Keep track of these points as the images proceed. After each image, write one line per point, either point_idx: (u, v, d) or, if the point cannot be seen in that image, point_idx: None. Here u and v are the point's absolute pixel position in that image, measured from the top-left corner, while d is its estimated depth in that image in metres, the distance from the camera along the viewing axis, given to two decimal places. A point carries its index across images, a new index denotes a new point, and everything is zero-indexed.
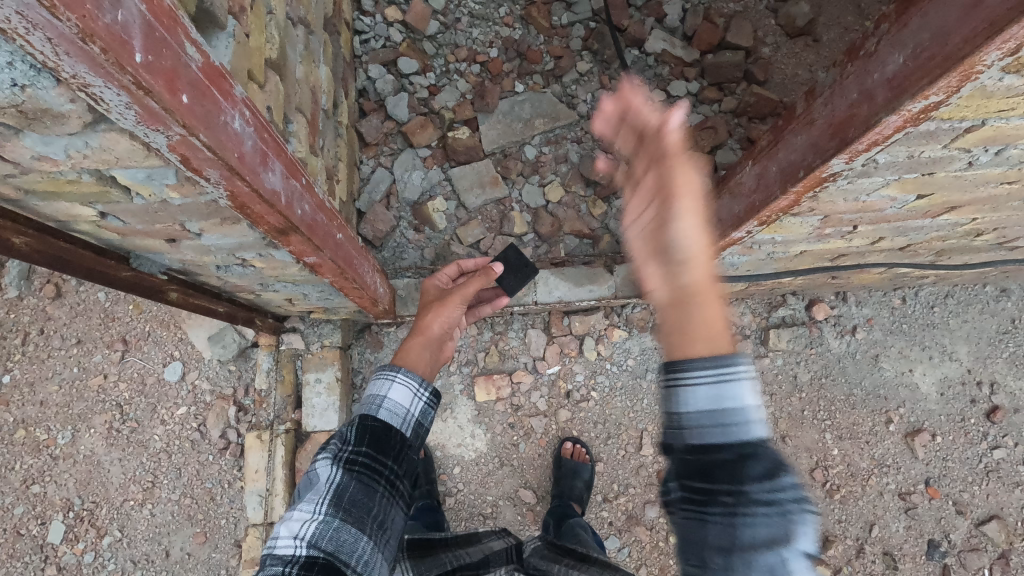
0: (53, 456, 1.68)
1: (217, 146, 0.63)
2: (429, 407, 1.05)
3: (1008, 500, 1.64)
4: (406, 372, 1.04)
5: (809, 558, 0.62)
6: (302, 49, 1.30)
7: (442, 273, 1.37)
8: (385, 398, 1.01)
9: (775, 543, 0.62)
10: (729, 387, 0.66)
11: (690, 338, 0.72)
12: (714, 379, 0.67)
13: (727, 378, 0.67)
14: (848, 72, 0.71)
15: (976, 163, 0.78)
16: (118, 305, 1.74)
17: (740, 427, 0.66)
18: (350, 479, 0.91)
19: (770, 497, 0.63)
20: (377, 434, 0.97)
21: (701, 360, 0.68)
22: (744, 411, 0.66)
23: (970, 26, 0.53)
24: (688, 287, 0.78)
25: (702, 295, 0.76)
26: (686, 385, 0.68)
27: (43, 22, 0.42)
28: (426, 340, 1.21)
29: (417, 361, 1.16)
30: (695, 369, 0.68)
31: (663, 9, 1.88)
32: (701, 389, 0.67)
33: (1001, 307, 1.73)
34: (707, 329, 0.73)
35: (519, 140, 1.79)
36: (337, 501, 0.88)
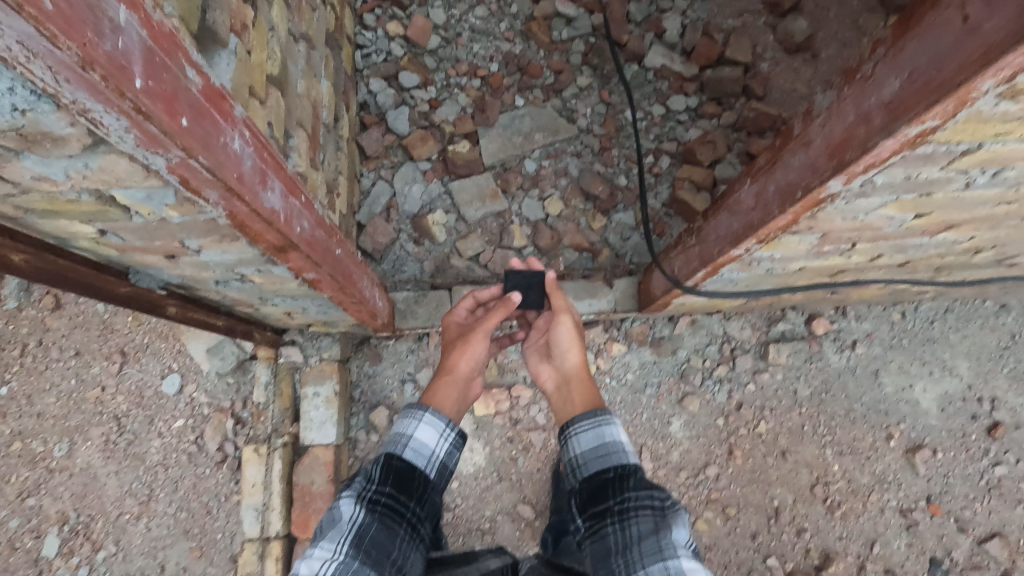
0: (49, 469, 1.67)
1: (216, 167, 0.63)
2: (454, 448, 1.07)
3: (1010, 518, 1.62)
4: (432, 412, 1.07)
5: (685, 542, 0.88)
6: (303, 65, 1.31)
7: (461, 308, 1.38)
8: (411, 437, 1.04)
9: (657, 531, 0.88)
10: (605, 430, 1.07)
11: (572, 406, 1.18)
12: (593, 426, 1.08)
13: (603, 425, 1.07)
14: (845, 94, 0.72)
15: (974, 184, 0.79)
16: (116, 317, 1.74)
17: (617, 455, 1.02)
18: (371, 519, 0.90)
19: (649, 500, 0.93)
20: (401, 474, 0.98)
21: (586, 419, 1.09)
22: (617, 443, 1.04)
23: (967, 54, 0.53)
24: (569, 374, 1.23)
25: (581, 381, 1.20)
26: (574, 435, 1.08)
27: (43, 50, 0.43)
28: (454, 380, 1.21)
29: (446, 401, 1.17)
30: (581, 423, 1.09)
31: (662, 25, 1.89)
32: (585, 434, 1.07)
33: (1001, 322, 1.73)
34: (584, 400, 1.17)
35: (519, 153, 1.79)
36: (357, 542, 0.87)
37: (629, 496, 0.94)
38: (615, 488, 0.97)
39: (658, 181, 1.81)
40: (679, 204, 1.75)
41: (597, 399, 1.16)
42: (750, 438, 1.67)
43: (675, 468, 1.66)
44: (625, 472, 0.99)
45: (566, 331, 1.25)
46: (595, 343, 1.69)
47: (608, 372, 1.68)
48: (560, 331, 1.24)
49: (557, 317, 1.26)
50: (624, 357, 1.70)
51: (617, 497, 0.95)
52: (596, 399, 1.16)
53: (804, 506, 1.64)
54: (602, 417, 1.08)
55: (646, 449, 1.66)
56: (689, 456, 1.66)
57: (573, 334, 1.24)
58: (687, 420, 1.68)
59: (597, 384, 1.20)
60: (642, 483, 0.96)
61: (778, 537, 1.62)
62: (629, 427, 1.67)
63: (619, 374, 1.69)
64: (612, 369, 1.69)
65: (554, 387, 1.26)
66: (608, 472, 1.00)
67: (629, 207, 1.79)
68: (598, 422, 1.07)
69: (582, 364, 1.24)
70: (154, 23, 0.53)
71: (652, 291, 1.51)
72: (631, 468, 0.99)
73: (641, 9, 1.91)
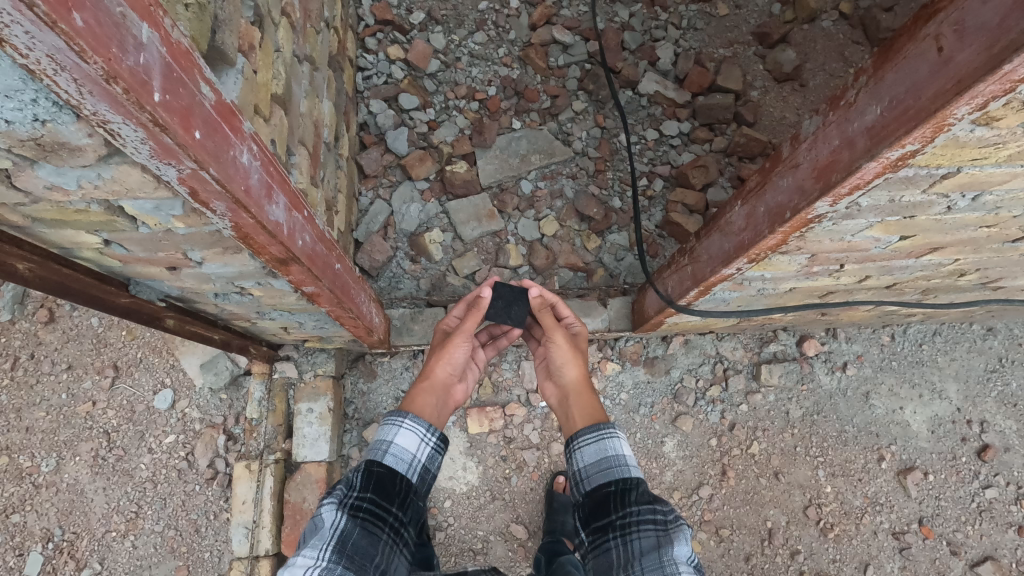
0: (35, 485, 1.65)
1: (226, 179, 0.65)
2: (436, 452, 1.09)
3: (1001, 541, 1.63)
4: (413, 418, 1.08)
5: (686, 556, 0.89)
6: (307, 85, 1.35)
7: (454, 314, 1.40)
8: (391, 443, 1.04)
9: (658, 547, 0.89)
10: (608, 444, 1.07)
11: (572, 421, 1.19)
12: (595, 440, 1.08)
13: (605, 439, 1.07)
14: (829, 120, 0.75)
15: (955, 207, 0.82)
16: (111, 331, 1.74)
17: (618, 469, 1.02)
18: (353, 525, 0.90)
19: (649, 515, 0.93)
20: (382, 479, 0.98)
21: (586, 433, 1.09)
22: (619, 456, 1.04)
23: (940, 82, 0.57)
24: (569, 389, 1.24)
25: (579, 395, 1.22)
26: (578, 448, 1.09)
27: (71, 64, 0.45)
28: (432, 386, 1.22)
29: (423, 406, 1.17)
30: (583, 438, 1.09)
31: (655, 53, 1.96)
32: (588, 448, 1.07)
33: (988, 345, 1.76)
34: (585, 414, 1.18)
35: (516, 174, 1.83)
36: (340, 548, 0.87)
37: (630, 511, 0.94)
38: (617, 502, 0.97)
39: (651, 204, 1.85)
40: (672, 226, 1.79)
41: (599, 413, 1.16)
42: (743, 458, 1.68)
43: (668, 489, 1.66)
44: (626, 486, 0.98)
45: (559, 348, 1.28)
46: (589, 362, 1.71)
47: (602, 391, 1.69)
48: (553, 350, 1.28)
49: (550, 335, 1.29)
50: (618, 376, 1.71)
51: (619, 511, 0.95)
52: (598, 413, 1.16)
53: (798, 528, 1.64)
54: (604, 430, 1.08)
55: (639, 469, 1.66)
56: (682, 476, 1.67)
57: (568, 350, 1.27)
58: (681, 440, 1.68)
59: (598, 398, 1.21)
60: (645, 497, 0.96)
61: (772, 559, 1.62)
62: None
63: (613, 393, 1.70)
64: (606, 388, 1.70)
65: (557, 404, 1.27)
66: (610, 485, 1.00)
67: (623, 228, 1.82)
68: (601, 436, 1.07)
69: (582, 379, 1.25)
70: (173, 42, 0.56)
71: (645, 311, 1.53)
72: (633, 481, 0.98)
73: (635, 37, 1.97)
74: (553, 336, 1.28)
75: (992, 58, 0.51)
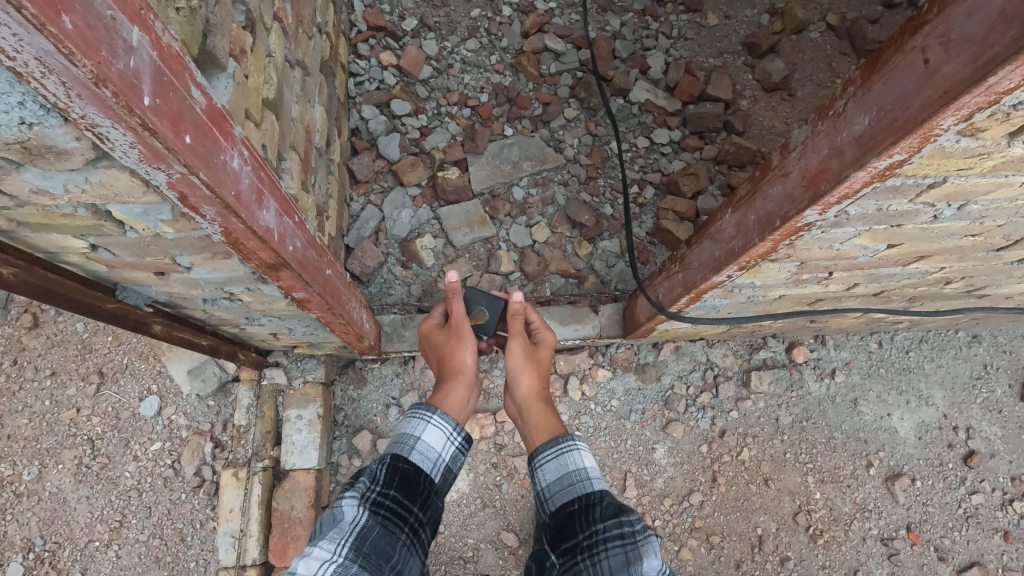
0: (16, 493, 1.62)
1: (216, 184, 0.64)
2: (459, 453, 1.08)
3: (988, 546, 1.65)
4: (440, 415, 1.08)
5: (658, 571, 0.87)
6: (298, 90, 1.34)
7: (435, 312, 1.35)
8: (418, 439, 1.04)
9: (627, 565, 0.87)
10: (568, 458, 1.08)
11: (531, 436, 1.19)
12: (555, 456, 1.09)
13: (564, 454, 1.08)
14: (818, 129, 0.76)
15: (941, 216, 0.83)
16: (96, 336, 1.71)
17: (580, 484, 1.03)
18: (374, 522, 0.90)
19: (618, 531, 0.92)
20: (407, 477, 0.99)
21: (546, 451, 1.10)
22: (581, 470, 1.05)
23: (927, 93, 0.58)
24: (522, 402, 1.23)
25: (535, 408, 1.22)
26: (538, 467, 1.10)
27: (59, 67, 0.45)
28: (465, 380, 1.21)
29: (455, 401, 1.18)
30: (544, 455, 1.10)
31: (646, 62, 1.98)
32: (549, 465, 1.08)
33: (973, 352, 1.79)
34: (542, 428, 1.18)
35: (508, 181, 1.83)
36: (358, 545, 0.86)
37: (597, 528, 0.94)
38: (582, 520, 0.97)
39: (642, 211, 1.86)
40: (663, 233, 1.79)
41: (557, 426, 1.17)
42: (733, 465, 1.68)
43: (659, 496, 1.66)
44: (590, 502, 0.99)
45: (514, 358, 1.25)
46: (580, 369, 1.71)
47: (593, 398, 1.69)
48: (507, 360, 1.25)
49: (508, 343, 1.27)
50: (609, 383, 1.72)
51: (585, 531, 0.95)
52: (556, 426, 1.18)
53: (787, 534, 1.64)
54: (564, 444, 1.09)
55: (631, 476, 1.66)
56: (673, 483, 1.67)
57: (523, 360, 1.24)
58: (671, 447, 1.69)
59: (553, 410, 1.21)
60: (609, 511, 0.96)
61: (762, 566, 1.62)
62: (613, 454, 1.67)
63: (604, 400, 1.70)
64: (597, 395, 1.71)
65: (515, 413, 1.27)
66: (573, 504, 1.01)
67: (614, 235, 1.83)
68: (560, 451, 1.08)
69: (537, 389, 1.24)
70: (163, 46, 0.55)
71: (637, 317, 1.53)
72: (596, 497, 1.00)
73: (626, 47, 1.99)
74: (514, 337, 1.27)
75: (978, 70, 0.52)
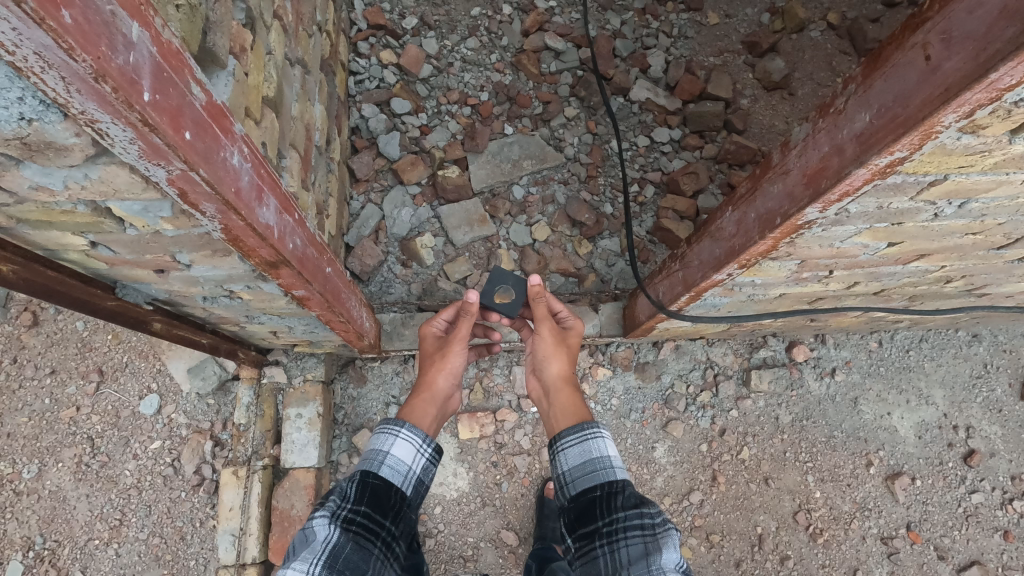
0: (15, 491, 1.62)
1: (216, 180, 0.64)
2: (430, 463, 1.08)
3: (988, 545, 1.65)
4: (410, 428, 1.08)
5: (675, 563, 0.88)
6: (298, 88, 1.34)
7: (438, 320, 1.35)
8: (388, 454, 1.04)
9: (646, 557, 0.88)
10: (592, 445, 1.05)
11: (555, 421, 1.17)
12: (579, 441, 1.06)
13: (589, 440, 1.05)
14: (819, 126, 0.76)
15: (941, 214, 0.83)
16: (96, 334, 1.71)
17: (604, 471, 1.01)
18: (346, 539, 0.90)
19: (639, 521, 0.92)
20: (377, 492, 0.99)
21: (570, 435, 1.07)
22: (605, 458, 1.03)
23: (927, 90, 0.58)
24: (551, 385, 1.22)
25: (562, 392, 1.20)
26: (561, 451, 1.07)
27: (59, 62, 0.45)
28: (433, 396, 1.21)
29: (424, 415, 1.17)
30: (567, 440, 1.07)
31: (647, 60, 1.98)
32: (572, 451, 1.06)
33: (973, 351, 1.79)
34: (568, 412, 1.16)
35: (508, 180, 1.83)
36: (331, 562, 0.87)
37: (618, 517, 0.94)
38: (603, 508, 0.97)
39: (642, 210, 1.86)
40: (663, 232, 1.79)
41: (583, 411, 1.15)
42: (733, 464, 1.68)
43: (659, 495, 1.66)
44: (612, 490, 0.98)
45: (543, 342, 1.25)
46: (580, 368, 1.71)
47: (593, 397, 1.69)
48: (537, 344, 1.25)
49: (536, 328, 1.26)
50: (609, 381, 1.71)
51: (606, 518, 0.95)
52: (582, 411, 1.15)
53: (787, 533, 1.64)
54: (589, 431, 1.06)
55: (631, 474, 1.66)
56: (673, 482, 1.67)
57: (552, 344, 1.24)
58: (671, 446, 1.69)
59: (580, 395, 1.19)
60: (630, 500, 0.95)
61: (762, 565, 1.62)
62: None
63: (604, 399, 1.70)
64: (597, 394, 1.70)
65: (541, 398, 1.26)
66: (595, 490, 1.00)
67: (614, 234, 1.83)
68: (585, 437, 1.06)
69: (565, 373, 1.22)
70: (163, 41, 0.55)
71: (637, 316, 1.53)
72: (619, 485, 0.99)
73: (627, 45, 1.99)
74: (541, 321, 1.26)
75: (979, 67, 0.52)
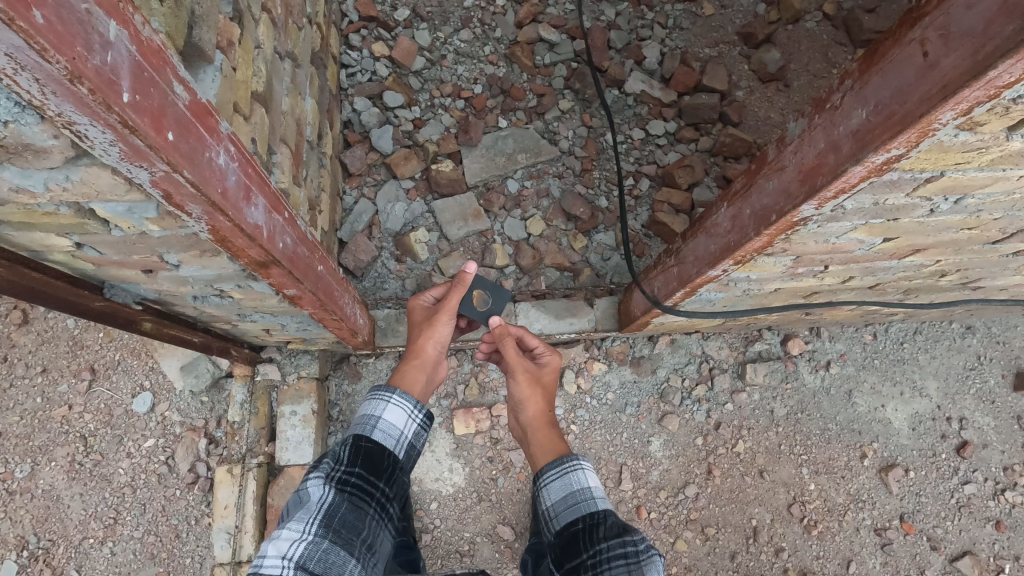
0: (8, 491, 1.61)
1: (202, 182, 0.63)
2: (423, 428, 1.10)
3: (980, 535, 1.66)
4: (400, 394, 1.09)
5: None
6: (289, 82, 1.32)
7: (428, 294, 1.35)
8: (380, 419, 1.05)
9: None
10: (573, 477, 1.07)
11: (534, 458, 1.18)
12: (560, 475, 1.08)
13: (569, 473, 1.08)
14: (815, 123, 0.75)
15: (937, 210, 0.82)
16: (88, 332, 1.70)
17: (585, 503, 1.03)
18: (341, 499, 0.91)
19: (623, 550, 0.92)
20: (370, 454, 0.99)
21: (550, 473, 1.09)
22: (585, 490, 1.05)
23: (925, 87, 0.57)
24: (527, 426, 1.22)
25: (540, 432, 1.20)
26: (543, 488, 1.09)
27: (32, 63, 0.43)
28: (422, 363, 1.21)
29: (414, 383, 1.17)
30: (548, 474, 1.10)
31: (642, 52, 1.96)
32: (554, 485, 1.08)
33: (967, 343, 1.79)
34: (546, 449, 1.18)
35: (502, 173, 1.81)
36: (328, 521, 0.87)
37: (601, 548, 0.93)
38: (586, 540, 0.96)
39: (637, 204, 1.85)
40: (659, 226, 1.79)
41: (562, 446, 1.16)
42: (729, 457, 1.69)
43: (654, 489, 1.66)
44: (594, 521, 0.98)
45: (517, 387, 1.23)
46: (575, 363, 1.70)
47: (589, 392, 1.69)
48: (513, 385, 1.23)
49: (511, 370, 1.23)
50: (604, 376, 1.71)
51: (589, 550, 0.94)
52: (560, 448, 1.17)
53: (781, 525, 1.65)
54: (569, 463, 1.09)
55: (626, 469, 1.66)
56: (668, 476, 1.67)
57: (527, 388, 1.22)
58: (667, 440, 1.69)
59: (559, 434, 1.20)
60: (613, 531, 0.95)
61: (757, 557, 1.63)
62: (608, 447, 1.67)
63: (600, 394, 1.70)
64: (593, 388, 1.70)
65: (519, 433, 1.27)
66: (578, 522, 1.00)
67: (609, 228, 1.82)
68: (565, 470, 1.08)
69: (542, 414, 1.22)
70: (143, 40, 0.54)
71: (631, 311, 1.53)
72: (600, 516, 0.99)
73: (622, 36, 1.97)
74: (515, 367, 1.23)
75: (977, 64, 0.51)
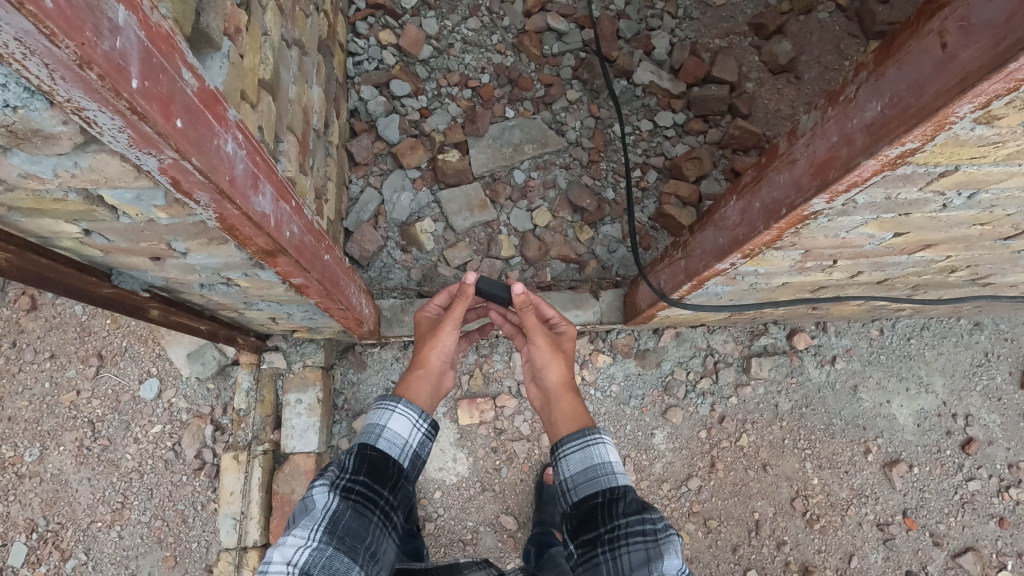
0: (18, 474, 1.63)
1: (209, 169, 0.63)
2: (427, 438, 1.10)
3: (982, 532, 1.66)
4: (405, 403, 1.09)
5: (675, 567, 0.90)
6: (296, 70, 1.32)
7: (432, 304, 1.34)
8: (384, 428, 1.06)
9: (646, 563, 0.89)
10: (593, 451, 1.05)
11: (556, 425, 1.16)
12: (580, 447, 1.06)
13: (590, 447, 1.06)
14: (828, 115, 0.74)
15: (950, 205, 0.81)
16: (94, 319, 1.70)
17: (605, 478, 1.01)
18: (345, 506, 0.91)
19: (641, 527, 0.92)
20: (375, 463, 1.00)
21: (572, 439, 1.08)
22: (605, 464, 1.03)
23: (943, 80, 0.56)
24: (550, 393, 1.22)
25: (562, 398, 1.19)
26: (562, 458, 1.07)
27: (41, 48, 0.43)
28: (427, 373, 1.21)
29: (419, 393, 1.17)
30: (568, 446, 1.08)
31: (651, 42, 1.94)
32: (573, 456, 1.06)
33: (975, 340, 1.78)
34: (569, 418, 1.15)
35: (508, 164, 1.81)
36: (332, 528, 0.88)
37: (618, 524, 0.94)
38: (604, 515, 0.96)
39: (645, 196, 1.84)
40: (665, 218, 1.78)
41: (585, 416, 1.14)
42: (732, 450, 1.69)
43: (657, 481, 1.67)
44: (614, 496, 0.98)
45: (540, 350, 1.23)
46: (580, 354, 1.70)
47: (593, 383, 1.69)
48: (534, 352, 1.24)
49: (530, 337, 1.24)
50: (609, 368, 1.71)
51: (607, 525, 0.95)
52: (582, 416, 1.14)
53: (784, 519, 1.65)
54: (589, 437, 1.07)
55: (629, 460, 1.67)
56: (671, 468, 1.67)
57: (548, 351, 1.23)
58: (670, 432, 1.69)
59: (581, 399, 1.18)
60: (632, 507, 0.96)
61: (758, 550, 1.63)
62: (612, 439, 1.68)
63: (604, 385, 1.70)
64: (597, 380, 1.70)
65: (540, 403, 1.26)
66: (596, 497, 0.99)
67: (615, 220, 1.81)
68: (586, 443, 1.06)
69: (564, 378, 1.22)
70: (152, 25, 0.53)
71: (637, 303, 1.52)
72: (620, 491, 0.99)
73: (631, 26, 1.95)
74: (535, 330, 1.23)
75: (997, 57, 0.50)
